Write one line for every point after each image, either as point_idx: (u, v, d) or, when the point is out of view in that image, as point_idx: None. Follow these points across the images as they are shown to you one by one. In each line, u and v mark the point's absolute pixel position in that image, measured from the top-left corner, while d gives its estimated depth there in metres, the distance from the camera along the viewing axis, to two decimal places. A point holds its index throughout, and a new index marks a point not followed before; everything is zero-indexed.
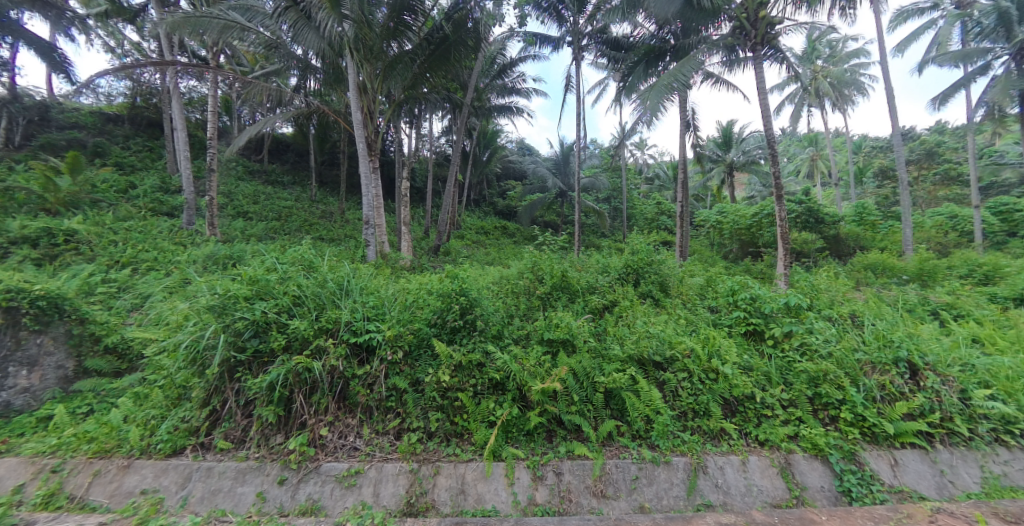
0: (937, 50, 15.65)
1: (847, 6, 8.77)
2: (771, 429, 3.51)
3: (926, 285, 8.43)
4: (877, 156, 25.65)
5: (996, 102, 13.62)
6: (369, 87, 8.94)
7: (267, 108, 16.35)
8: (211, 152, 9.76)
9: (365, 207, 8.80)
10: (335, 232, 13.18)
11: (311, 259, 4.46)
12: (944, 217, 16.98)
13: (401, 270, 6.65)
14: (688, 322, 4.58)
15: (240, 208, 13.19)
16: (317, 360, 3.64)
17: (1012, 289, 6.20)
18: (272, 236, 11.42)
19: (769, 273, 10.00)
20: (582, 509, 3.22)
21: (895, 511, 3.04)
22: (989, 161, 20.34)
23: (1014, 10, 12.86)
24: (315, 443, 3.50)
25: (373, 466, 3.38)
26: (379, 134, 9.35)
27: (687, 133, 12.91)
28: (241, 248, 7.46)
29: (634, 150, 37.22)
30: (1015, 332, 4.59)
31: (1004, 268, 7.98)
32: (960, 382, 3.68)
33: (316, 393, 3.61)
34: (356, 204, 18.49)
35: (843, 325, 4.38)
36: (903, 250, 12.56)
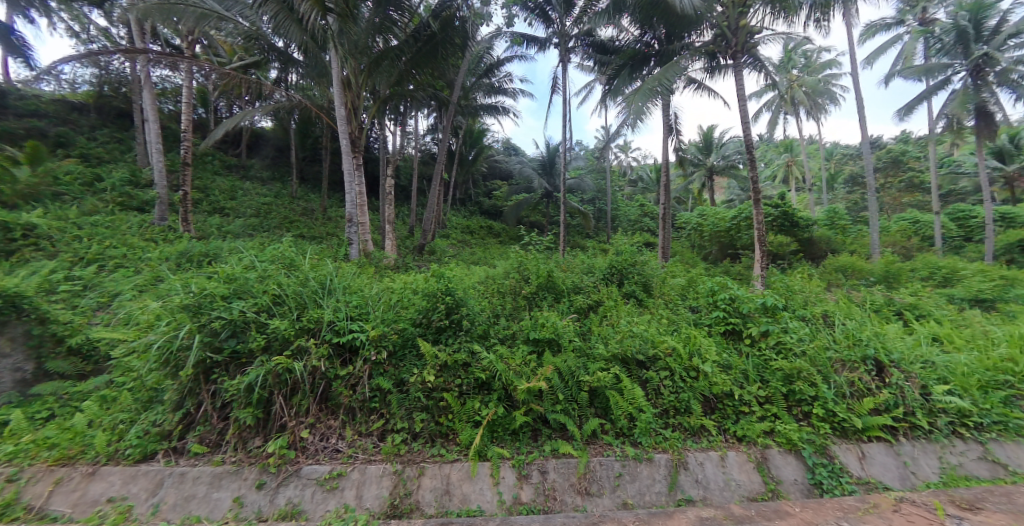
0: (902, 63, 16.47)
1: (820, 18, 9.14)
2: (748, 425, 3.67)
3: (891, 287, 8.95)
4: (848, 163, 26.78)
5: (954, 115, 14.48)
6: (353, 83, 8.77)
7: (244, 100, 15.88)
8: (185, 145, 9.27)
9: (349, 205, 8.61)
10: (315, 230, 12.87)
11: (292, 258, 4.44)
12: (908, 222, 18.02)
13: (385, 270, 6.53)
14: (670, 322, 4.69)
15: (215, 204, 12.70)
16: (298, 360, 3.59)
17: (967, 291, 6.60)
18: (250, 233, 11.02)
19: (747, 275, 10.36)
20: (566, 506, 3.25)
21: (862, 502, 3.20)
22: (948, 170, 21.59)
23: (971, 29, 13.68)
24: (296, 446, 3.45)
25: (356, 467, 3.35)
26: (363, 131, 9.11)
27: (669, 136, 13.16)
28: (216, 245, 7.12)
29: (618, 153, 38.10)
30: (970, 332, 4.89)
31: (960, 272, 8.54)
32: (922, 378, 3.93)
33: (297, 395, 3.56)
34: (337, 201, 18.08)
35: (816, 325, 4.55)
36: (871, 254, 13.23)
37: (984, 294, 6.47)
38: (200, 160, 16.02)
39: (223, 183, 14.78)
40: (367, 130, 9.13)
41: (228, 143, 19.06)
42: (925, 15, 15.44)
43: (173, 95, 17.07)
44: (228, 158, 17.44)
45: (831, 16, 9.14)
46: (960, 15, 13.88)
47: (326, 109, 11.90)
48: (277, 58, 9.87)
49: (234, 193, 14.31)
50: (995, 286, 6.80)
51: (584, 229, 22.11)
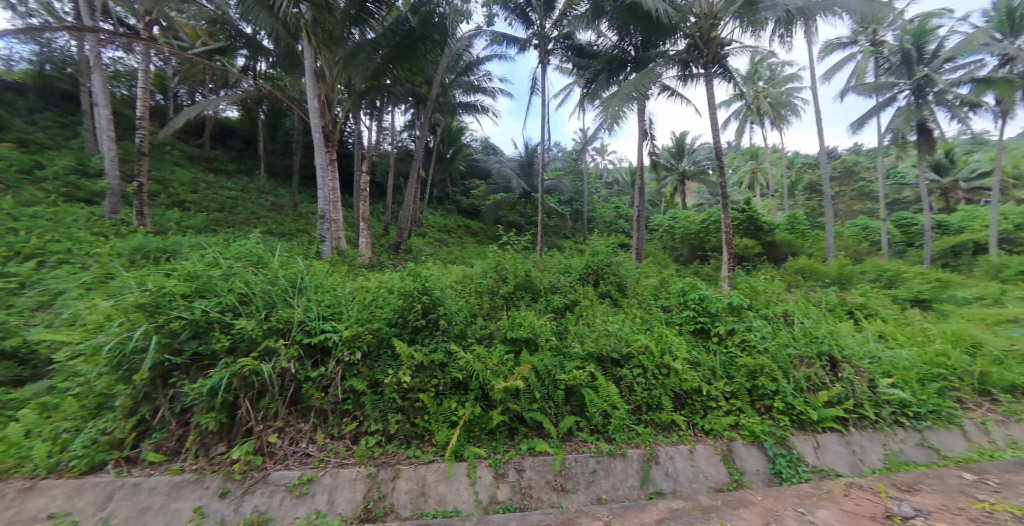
0: (856, 80, 17.63)
1: (783, 34, 9.70)
2: (715, 420, 3.85)
3: (844, 287, 9.65)
4: (806, 171, 28.45)
5: (900, 130, 15.76)
6: (328, 75, 8.51)
7: (207, 87, 15.04)
8: (142, 133, 8.67)
9: (322, 200, 8.31)
10: (285, 227, 12.39)
11: (260, 255, 4.35)
12: (858, 227, 19.41)
13: (361, 269, 6.34)
14: (643, 321, 4.84)
15: (174, 197, 11.93)
16: (266, 362, 3.45)
17: (909, 292, 7.19)
18: (213, 228, 10.46)
19: (715, 276, 10.85)
20: (543, 504, 3.28)
21: (817, 488, 3.41)
22: (893, 181, 23.37)
23: (914, 52, 15.00)
24: (262, 451, 3.31)
25: (328, 472, 3.25)
26: (337, 125, 8.83)
27: (644, 141, 13.50)
28: (176, 240, 6.68)
29: (595, 156, 38.71)
30: (911, 330, 5.33)
31: (904, 274, 9.31)
32: (869, 373, 4.27)
33: (265, 398, 3.42)
34: (308, 197, 17.46)
35: (777, 323, 4.82)
36: (826, 257, 14.18)
37: (923, 294, 7.09)
38: (158, 149, 15.01)
39: (183, 174, 13.94)
40: (341, 123, 8.87)
41: (190, 133, 18.05)
42: (876, 37, 16.44)
43: (127, 79, 15.96)
44: (186, 148, 16.42)
45: (794, 32, 9.70)
46: (905, 38, 15.10)
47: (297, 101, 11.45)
48: (245, 46, 9.38)
49: (197, 186, 13.52)
50: (933, 288, 7.45)
51: (562, 230, 22.30)
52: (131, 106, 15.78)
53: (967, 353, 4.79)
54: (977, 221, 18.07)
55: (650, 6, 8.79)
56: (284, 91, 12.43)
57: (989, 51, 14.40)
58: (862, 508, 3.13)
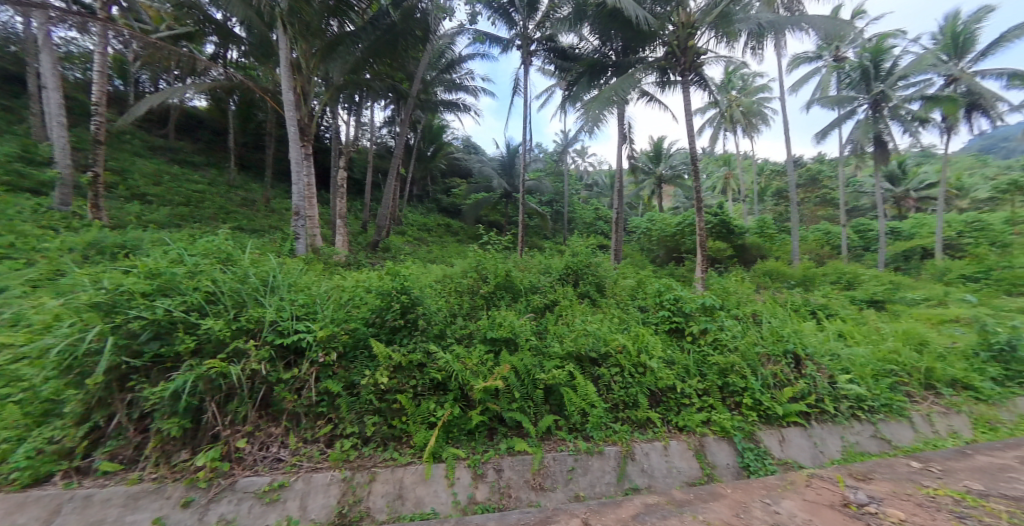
0: (819, 93, 18.66)
1: (755, 47, 10.14)
2: (688, 416, 3.97)
3: (809, 289, 10.17)
4: (774, 179, 29.78)
5: (859, 142, 16.79)
6: (304, 67, 8.33)
7: (171, 74, 14.27)
8: (98, 120, 8.09)
9: (296, 196, 8.02)
10: (256, 223, 11.92)
11: (229, 252, 4.19)
12: (820, 232, 20.51)
13: (338, 267, 6.16)
14: (621, 321, 4.94)
15: (134, 189, 11.25)
16: (234, 364, 3.30)
17: (866, 294, 7.68)
18: (177, 223, 9.93)
19: (690, 277, 11.20)
20: (521, 503, 3.29)
21: (782, 479, 3.57)
22: (852, 189, 24.81)
23: (872, 68, 16.03)
24: (230, 457, 3.16)
25: (301, 477, 3.14)
26: (313, 119, 8.58)
27: (623, 145, 13.76)
28: (137, 234, 6.29)
29: (575, 158, 39.12)
30: (867, 329, 5.68)
31: (865, 277, 9.90)
32: (830, 369, 4.52)
33: (233, 401, 3.27)
34: (282, 192, 16.85)
35: (747, 323, 5.03)
36: (792, 260, 14.90)
37: (877, 296, 7.59)
38: (115, 138, 14.10)
39: (143, 165, 13.17)
40: (318, 117, 8.62)
41: (153, 122, 17.11)
42: (839, 53, 17.53)
43: (81, 61, 14.91)
44: (145, 137, 15.50)
45: (765, 45, 10.15)
46: (864, 55, 16.04)
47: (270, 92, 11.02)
48: (215, 32, 8.93)
49: (160, 178, 12.80)
50: (890, 291, 7.95)
51: (543, 231, 22.35)
52: (85, 90, 14.78)
53: (915, 350, 5.16)
54: (925, 228, 19.39)
55: (632, 13, 8.97)
56: (256, 81, 11.94)
57: (936, 71, 15.61)
58: (822, 497, 3.31)
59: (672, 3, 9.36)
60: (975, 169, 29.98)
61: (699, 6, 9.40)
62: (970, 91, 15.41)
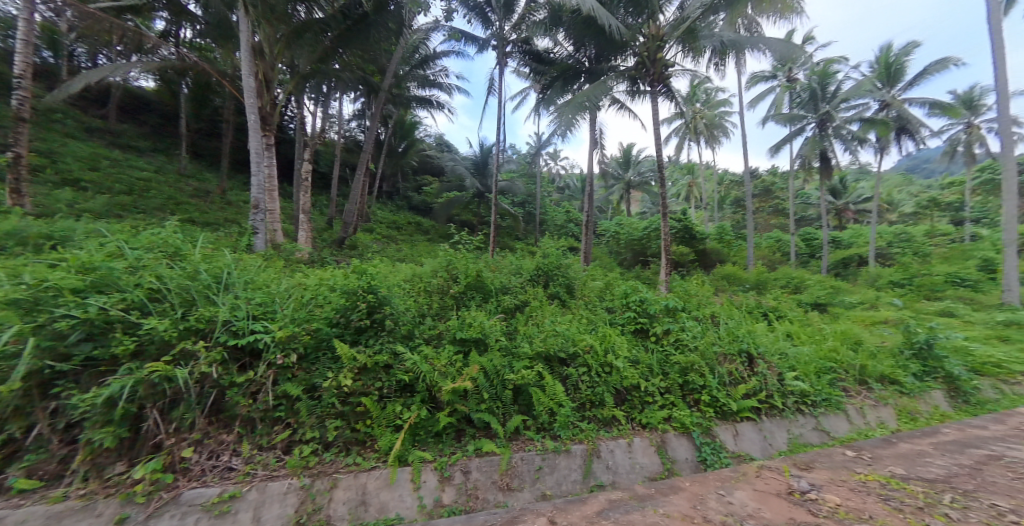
0: (773, 110, 20.05)
1: (718, 63, 10.68)
2: (651, 414, 4.13)
3: (763, 292, 10.87)
4: (733, 188, 31.60)
5: (806, 157, 18.22)
6: (268, 52, 7.92)
7: (112, 50, 13.12)
8: (24, 96, 7.29)
9: (256, 189, 7.59)
10: (210, 216, 11.20)
11: (178, 246, 3.91)
12: (772, 240, 21.99)
13: (300, 265, 5.88)
14: (589, 321, 5.07)
15: (66, 174, 10.24)
16: (180, 367, 3.06)
17: (811, 298, 8.32)
18: (117, 213, 9.14)
19: (655, 280, 11.67)
20: (488, 504, 3.26)
21: (735, 471, 3.79)
22: (800, 201, 26.76)
23: (819, 90, 17.31)
24: (174, 468, 2.92)
25: (254, 487, 2.93)
26: (277, 108, 8.15)
27: (594, 150, 14.04)
28: (74, 223, 5.75)
29: (548, 160, 39.66)
30: (810, 330, 6.16)
31: (815, 282, 10.70)
32: (778, 367, 4.86)
33: (179, 407, 3.03)
34: (238, 183, 15.89)
35: (706, 323, 5.30)
36: (747, 265, 15.89)
37: (821, 299, 8.27)
38: (42, 116, 12.77)
39: (77, 148, 12.02)
40: (282, 107, 8.21)
41: (90, 101, 15.68)
42: (792, 74, 18.84)
43: (3, 28, 13.39)
44: (78, 117, 14.12)
45: (727, 62, 10.72)
46: (813, 78, 17.30)
47: (228, 77, 10.41)
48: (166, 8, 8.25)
49: (96, 162, 11.71)
50: (837, 297, 8.65)
51: (514, 232, 22.34)
52: (7, 61, 13.30)
53: (851, 348, 5.66)
54: (862, 238, 21.20)
55: (605, 22, 9.19)
56: (212, 64, 11.24)
57: (873, 97, 17.17)
58: (770, 487, 3.54)
59: (644, 15, 9.62)
60: (903, 187, 33.15)
61: (668, 21, 9.77)
62: (900, 116, 17.07)
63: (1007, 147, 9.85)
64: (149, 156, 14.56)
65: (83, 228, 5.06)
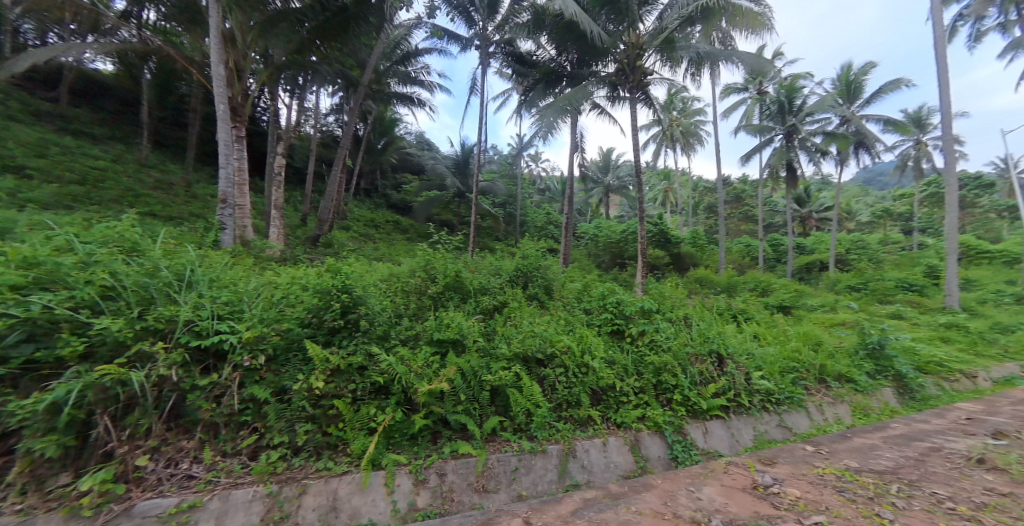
0: (744, 120, 20.91)
1: (694, 73, 11.02)
2: (626, 413, 4.22)
3: (733, 294, 11.32)
4: (706, 194, 32.79)
5: (774, 166, 19.17)
6: (240, 40, 7.73)
7: (65, 29, 12.23)
8: None
9: (225, 183, 7.26)
10: (173, 209, 10.63)
11: (135, 241, 3.69)
12: (742, 245, 22.95)
13: (270, 263, 5.64)
14: (567, 322, 5.13)
15: (9, 160, 9.49)
16: (136, 370, 2.87)
17: (777, 300, 8.74)
18: (70, 205, 8.56)
19: (632, 282, 11.95)
20: (464, 506, 3.23)
21: (704, 468, 3.92)
22: (768, 208, 28.04)
23: (786, 103, 18.19)
24: (126, 478, 2.73)
25: (217, 495, 2.78)
26: (248, 98, 7.93)
27: (574, 153, 14.17)
28: (25, 214, 5.36)
29: (529, 162, 39.90)
30: (775, 331, 6.46)
31: (784, 286, 11.22)
32: (746, 367, 5.07)
33: (133, 413, 2.84)
34: (205, 175, 15.14)
35: (679, 324, 5.47)
36: (718, 268, 16.53)
37: (786, 302, 8.68)
38: None
39: (21, 132, 11.14)
40: (253, 97, 7.97)
41: (39, 82, 14.60)
42: (762, 87, 19.72)
43: None
44: (23, 98, 13.08)
45: (702, 72, 11.08)
46: (780, 92, 18.17)
47: (197, 64, 9.93)
48: None
49: (43, 148, 10.90)
50: (805, 301, 9.10)
51: (495, 232, 22.25)
52: None
53: (812, 348, 5.98)
54: (823, 244, 22.38)
55: (587, 28, 9.33)
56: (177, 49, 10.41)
57: (835, 112, 18.18)
58: (737, 482, 3.69)
59: (624, 23, 9.79)
60: (861, 198, 35.26)
61: (647, 30, 10.00)
62: (858, 131, 18.13)
63: (949, 163, 10.67)
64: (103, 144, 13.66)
65: (32, 219, 4.70)
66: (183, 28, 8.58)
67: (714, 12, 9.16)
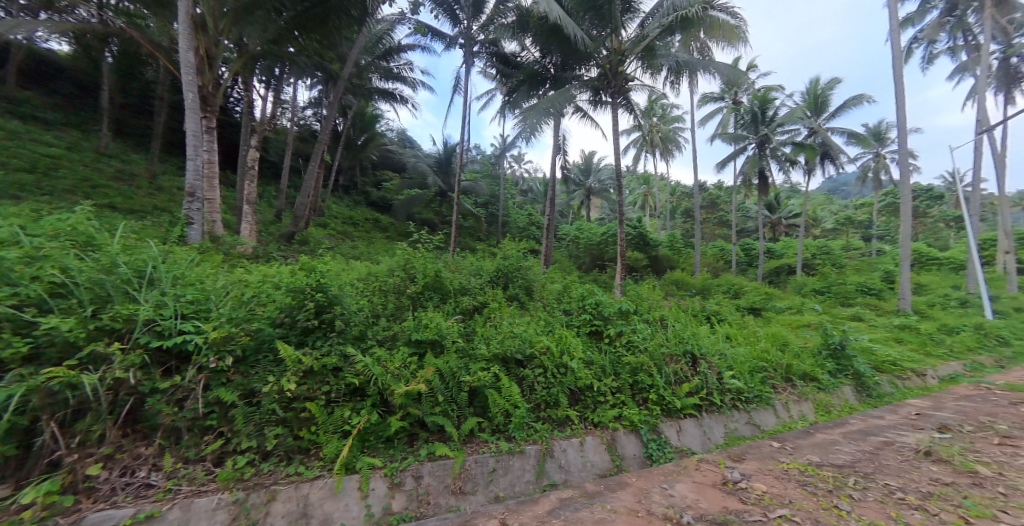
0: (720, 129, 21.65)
1: (673, 81, 11.30)
2: (602, 413, 4.28)
3: (707, 297, 11.72)
4: (683, 199, 33.75)
5: (748, 174, 19.95)
6: (211, 27, 7.31)
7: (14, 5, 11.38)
8: None
9: (192, 175, 6.93)
10: (137, 202, 10.07)
11: (91, 235, 3.47)
12: (716, 249, 23.76)
13: (241, 260, 5.42)
14: (546, 323, 5.17)
15: None
16: (89, 373, 2.69)
17: (748, 303, 9.11)
18: (19, 195, 7.98)
19: (611, 283, 12.18)
20: (440, 509, 3.19)
21: (677, 465, 4.02)
22: (742, 214, 29.10)
23: (760, 113, 18.91)
24: (75, 489, 2.54)
25: (177, 504, 2.61)
26: (220, 87, 7.58)
27: (557, 155, 14.27)
28: None
29: (511, 163, 40.01)
30: (744, 332, 6.70)
31: (757, 290, 11.69)
32: (718, 367, 5.24)
33: (84, 419, 2.65)
34: (171, 167, 14.41)
35: (656, 326, 5.60)
36: (693, 271, 17.07)
37: (756, 305, 9.06)
38: None
39: None
40: (226, 87, 7.64)
41: None
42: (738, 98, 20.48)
43: None
44: None
45: (681, 81, 11.35)
46: (754, 102, 18.90)
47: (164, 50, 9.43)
48: None
49: None
50: (776, 304, 9.50)
51: (477, 233, 22.10)
52: None
53: (779, 349, 6.25)
54: (791, 249, 23.42)
55: (571, 32, 9.44)
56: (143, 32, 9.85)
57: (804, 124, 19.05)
58: (707, 478, 3.80)
59: (608, 28, 9.95)
60: (826, 206, 37.07)
61: (629, 37, 10.19)
62: (825, 143, 19.08)
63: (904, 175, 11.37)
64: (55, 130, 12.77)
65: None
66: (148, 11, 8.13)
67: (692, 23, 9.46)
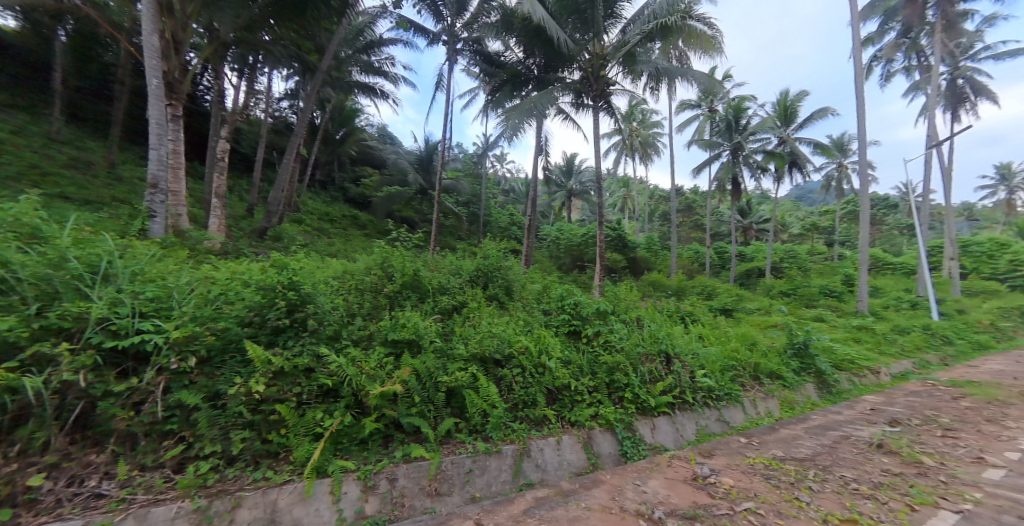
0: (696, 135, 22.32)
1: (653, 88, 11.53)
2: (579, 412, 4.33)
3: (682, 297, 12.09)
4: (661, 202, 34.59)
5: (722, 180, 20.67)
6: (179, 9, 6.92)
7: None
8: None
9: (155, 165, 6.58)
10: (94, 192, 9.45)
11: (38, 227, 3.23)
12: (691, 251, 24.50)
13: (208, 257, 5.15)
14: (525, 322, 5.18)
15: None
16: (32, 377, 2.51)
17: (720, 304, 9.45)
18: None
19: (589, 284, 12.36)
20: (415, 511, 3.13)
21: (650, 462, 4.12)
22: (715, 218, 30.08)
23: (733, 121, 19.61)
24: (15, 501, 2.32)
25: (132, 514, 2.43)
26: (186, 74, 7.15)
27: (539, 156, 14.32)
28: None
29: (494, 162, 39.91)
30: (715, 332, 6.95)
31: (730, 292, 12.12)
32: (691, 366, 5.39)
33: (27, 425, 2.47)
34: (131, 156, 13.59)
35: (632, 326, 5.71)
36: (669, 272, 17.57)
37: (727, 306, 9.41)
38: None
39: None
40: (193, 74, 7.23)
41: None
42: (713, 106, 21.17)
43: None
44: None
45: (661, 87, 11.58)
46: (728, 110, 19.59)
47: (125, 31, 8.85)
48: None
49: None
50: (748, 306, 9.87)
51: (457, 232, 21.87)
52: None
53: (749, 348, 6.52)
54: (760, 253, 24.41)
55: (554, 34, 9.44)
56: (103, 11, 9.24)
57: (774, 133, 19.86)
58: (678, 474, 3.91)
59: (591, 33, 10.08)
60: (794, 212, 38.78)
61: (612, 42, 10.32)
62: (793, 152, 19.97)
63: (863, 185, 12.05)
64: None
65: None
66: None
67: (672, 32, 9.78)
